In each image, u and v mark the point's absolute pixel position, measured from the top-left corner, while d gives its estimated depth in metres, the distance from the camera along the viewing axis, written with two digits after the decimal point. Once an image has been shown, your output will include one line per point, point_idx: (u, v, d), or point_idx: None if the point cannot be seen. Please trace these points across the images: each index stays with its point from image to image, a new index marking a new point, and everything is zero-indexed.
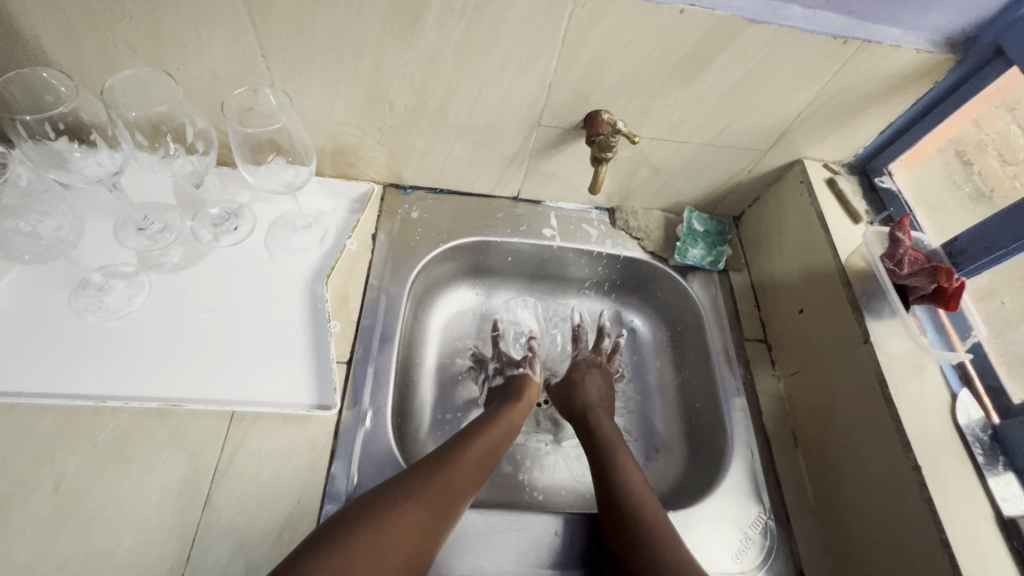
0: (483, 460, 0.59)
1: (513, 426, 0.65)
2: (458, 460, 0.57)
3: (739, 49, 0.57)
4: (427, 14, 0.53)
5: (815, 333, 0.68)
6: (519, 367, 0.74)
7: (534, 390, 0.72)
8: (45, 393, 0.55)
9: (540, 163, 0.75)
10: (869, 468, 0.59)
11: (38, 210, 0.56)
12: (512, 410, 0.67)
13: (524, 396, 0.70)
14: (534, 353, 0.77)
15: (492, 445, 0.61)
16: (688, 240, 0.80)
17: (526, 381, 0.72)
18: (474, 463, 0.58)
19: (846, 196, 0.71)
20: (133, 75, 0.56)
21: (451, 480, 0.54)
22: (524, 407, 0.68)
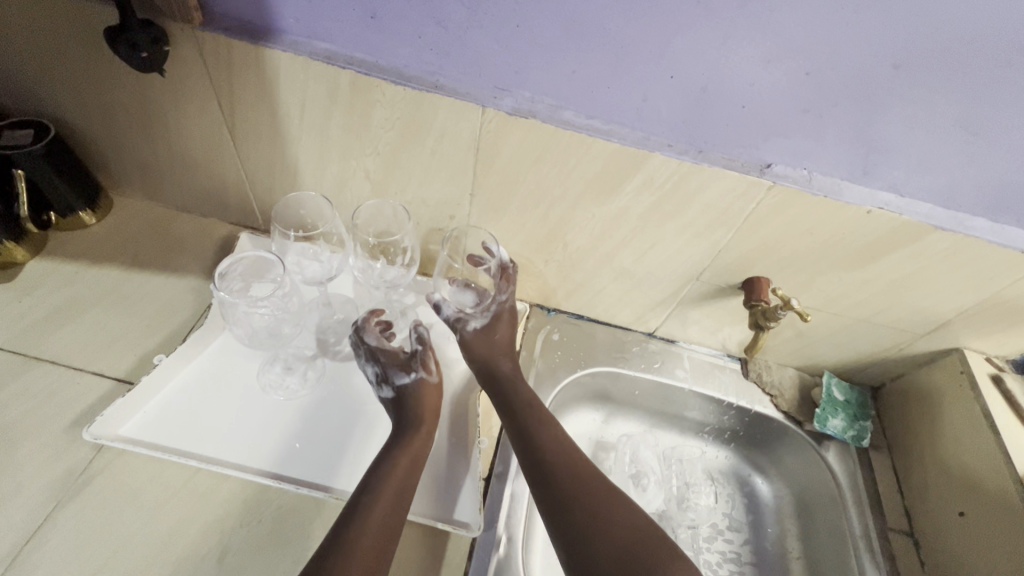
0: (400, 494, 0.55)
1: (421, 450, 0.60)
2: (380, 491, 0.54)
3: (919, 247, 0.60)
4: (627, 184, 0.60)
5: (981, 546, 0.63)
6: (408, 375, 0.64)
7: (433, 396, 0.65)
8: (225, 461, 0.61)
9: (684, 310, 0.78)
10: None
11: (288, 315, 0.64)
12: (415, 434, 0.60)
13: (427, 415, 0.63)
14: (424, 348, 0.66)
15: (410, 465, 0.57)
16: (828, 408, 0.78)
17: (423, 389, 0.64)
18: (395, 485, 0.55)
19: (1016, 397, 0.68)
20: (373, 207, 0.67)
21: (382, 510, 0.52)
22: (430, 426, 0.62)
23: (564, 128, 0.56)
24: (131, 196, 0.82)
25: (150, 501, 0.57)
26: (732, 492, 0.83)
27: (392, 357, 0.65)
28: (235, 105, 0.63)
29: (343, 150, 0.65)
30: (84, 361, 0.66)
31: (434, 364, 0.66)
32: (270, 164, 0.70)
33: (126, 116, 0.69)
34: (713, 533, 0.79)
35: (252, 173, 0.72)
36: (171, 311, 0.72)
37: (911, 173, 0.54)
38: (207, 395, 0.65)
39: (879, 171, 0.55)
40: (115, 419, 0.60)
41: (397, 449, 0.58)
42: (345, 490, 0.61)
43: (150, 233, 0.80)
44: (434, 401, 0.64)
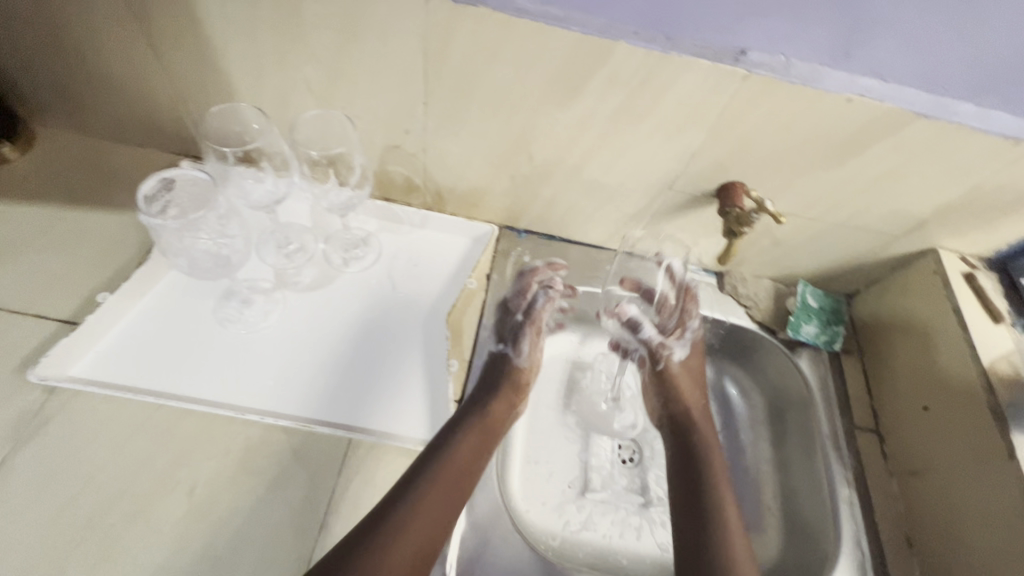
0: (456, 475, 0.56)
1: (488, 427, 0.62)
2: (438, 476, 0.56)
3: (899, 138, 0.56)
4: (591, 81, 0.55)
5: (943, 439, 0.65)
6: (499, 344, 0.70)
7: (520, 373, 0.69)
8: (185, 397, 0.59)
9: (659, 223, 0.75)
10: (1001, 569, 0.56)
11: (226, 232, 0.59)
12: (495, 402, 0.64)
13: (507, 385, 0.67)
14: (530, 322, 0.73)
15: (484, 437, 0.61)
16: (802, 316, 0.78)
17: (507, 360, 0.69)
18: (466, 454, 0.58)
19: (987, 293, 0.67)
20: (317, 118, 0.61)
21: (448, 474, 0.56)
22: (496, 407, 0.64)
23: (518, 16, 0.50)
24: (55, 126, 0.74)
25: (110, 440, 0.56)
26: (709, 403, 0.83)
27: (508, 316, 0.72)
28: (147, 7, 0.55)
29: (279, 58, 0.58)
30: (23, 303, 0.62)
31: (535, 342, 0.71)
32: (200, 79, 0.63)
33: (28, 27, 0.60)
34: None
35: (183, 92, 0.65)
36: (113, 247, 0.67)
37: (896, 53, 0.50)
38: (160, 331, 0.63)
39: (862, 53, 0.50)
40: (63, 360, 0.58)
41: (466, 428, 0.60)
42: (313, 419, 0.60)
43: (80, 166, 0.73)
44: (517, 379, 0.68)
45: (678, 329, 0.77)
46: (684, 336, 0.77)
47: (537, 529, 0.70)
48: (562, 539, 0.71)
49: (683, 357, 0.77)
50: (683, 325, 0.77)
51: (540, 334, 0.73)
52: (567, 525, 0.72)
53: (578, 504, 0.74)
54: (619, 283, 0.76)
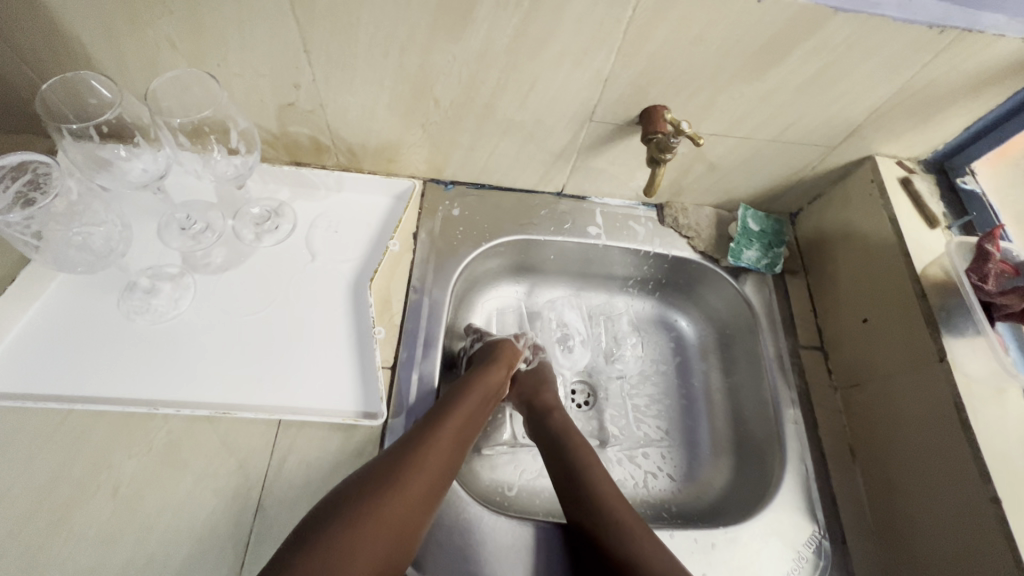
0: (458, 438, 0.56)
1: (488, 392, 0.63)
2: (440, 434, 0.54)
3: (821, 39, 0.52)
4: (480, 7, 0.50)
5: (881, 347, 0.64)
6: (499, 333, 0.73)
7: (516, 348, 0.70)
8: (96, 399, 0.56)
9: (588, 160, 0.71)
10: (931, 466, 0.57)
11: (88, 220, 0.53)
12: (490, 375, 0.64)
13: (506, 356, 0.67)
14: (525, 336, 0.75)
15: (477, 407, 0.60)
16: (743, 241, 0.76)
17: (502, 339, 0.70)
18: (460, 422, 0.57)
19: (923, 197, 0.66)
20: (178, 77, 0.53)
21: (445, 441, 0.54)
22: (497, 376, 0.64)
23: None
24: None
25: (20, 451, 0.53)
26: (660, 338, 0.84)
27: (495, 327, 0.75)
28: None
29: (127, 14, 0.51)
30: None
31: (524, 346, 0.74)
32: (47, 48, 0.55)
33: None
34: (642, 379, 0.81)
35: (35, 66, 0.58)
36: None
37: None
38: (60, 332, 0.59)
39: None
40: None
41: (467, 393, 0.60)
42: (236, 405, 0.58)
43: None
44: (512, 349, 0.69)
45: (531, 349, 0.76)
46: (533, 358, 0.75)
47: (492, 480, 0.70)
48: (519, 488, 0.71)
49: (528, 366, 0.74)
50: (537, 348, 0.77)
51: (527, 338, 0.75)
52: (523, 474, 0.72)
53: (532, 453, 0.74)
54: (480, 310, 0.80)
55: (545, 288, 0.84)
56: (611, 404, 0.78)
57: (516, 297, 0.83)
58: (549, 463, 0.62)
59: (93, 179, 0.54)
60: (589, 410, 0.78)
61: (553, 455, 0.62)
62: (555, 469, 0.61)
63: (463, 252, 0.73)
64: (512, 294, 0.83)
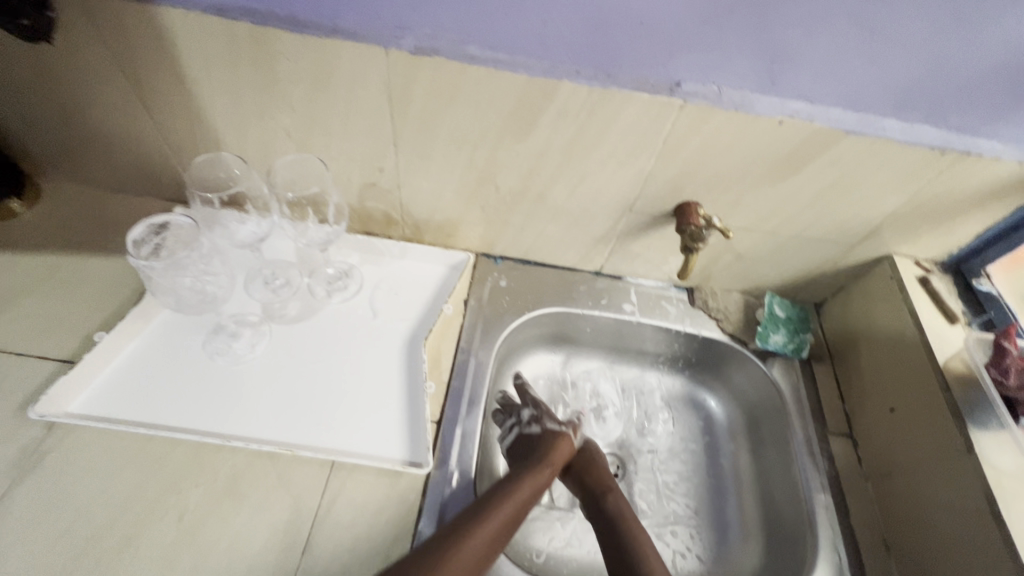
0: (502, 529, 0.57)
1: (539, 487, 0.64)
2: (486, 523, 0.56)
3: (835, 153, 0.61)
4: (544, 116, 0.60)
5: (909, 437, 0.66)
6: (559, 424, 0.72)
7: (567, 447, 0.70)
8: (175, 428, 0.62)
9: (626, 244, 0.79)
10: (968, 565, 0.57)
11: (205, 269, 0.72)
12: (541, 473, 0.65)
13: (557, 460, 0.68)
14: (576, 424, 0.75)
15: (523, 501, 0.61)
16: (770, 326, 0.80)
17: (560, 438, 0.70)
18: (505, 514, 0.58)
19: (941, 296, 0.70)
20: (298, 160, 0.70)
21: (489, 533, 0.56)
22: (542, 476, 0.65)
23: (470, 63, 0.56)
24: (59, 181, 0.80)
25: (103, 471, 0.59)
26: (689, 416, 0.86)
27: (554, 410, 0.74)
28: (138, 66, 0.61)
29: (260, 108, 0.64)
30: (27, 345, 0.65)
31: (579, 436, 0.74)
32: (188, 132, 0.68)
33: (34, 95, 0.66)
34: (671, 456, 0.82)
35: (175, 144, 0.71)
36: (108, 290, 0.72)
37: (816, 79, 0.55)
38: (152, 366, 0.66)
39: (787, 80, 0.55)
40: (61, 397, 0.62)
41: (518, 486, 0.62)
42: (297, 443, 0.63)
43: (81, 218, 0.78)
44: (565, 449, 0.70)
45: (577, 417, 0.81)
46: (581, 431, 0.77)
47: (522, 544, 0.71)
48: (546, 556, 0.71)
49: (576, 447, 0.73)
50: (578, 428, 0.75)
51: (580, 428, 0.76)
52: (551, 542, 0.73)
53: (564, 521, 0.75)
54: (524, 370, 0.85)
55: (581, 360, 0.89)
56: (641, 477, 0.80)
57: (553, 363, 0.88)
58: (603, 546, 0.63)
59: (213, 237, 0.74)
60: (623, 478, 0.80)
61: (605, 536, 0.63)
62: (608, 552, 0.62)
63: (508, 318, 0.80)
64: (551, 360, 0.88)
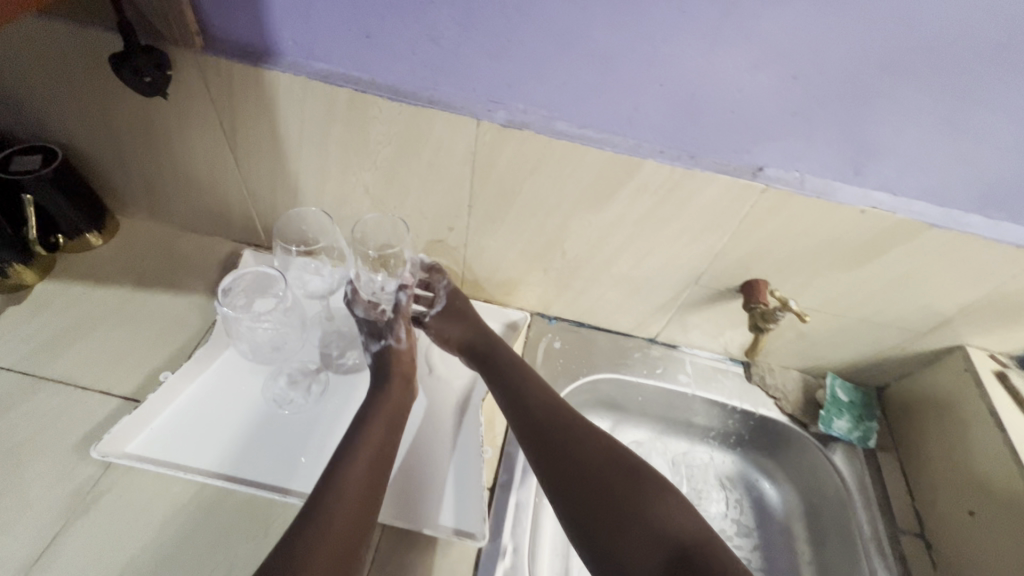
0: (378, 458, 0.56)
1: (397, 412, 0.62)
2: (357, 452, 0.56)
3: (914, 245, 0.60)
4: (623, 190, 0.61)
5: (992, 546, 0.62)
6: (380, 341, 0.69)
7: (406, 360, 0.68)
8: (230, 477, 0.61)
9: (685, 314, 0.78)
10: None
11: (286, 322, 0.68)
12: (387, 392, 0.64)
13: (397, 378, 0.66)
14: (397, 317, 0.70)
15: (388, 425, 0.60)
16: (833, 410, 0.78)
17: (396, 355, 0.68)
18: (375, 446, 0.57)
19: (1022, 393, 0.67)
20: (379, 220, 0.70)
21: (360, 471, 0.54)
22: (372, 447, 0.57)
23: (557, 138, 0.58)
24: (137, 217, 0.83)
25: (155, 518, 0.57)
26: (741, 498, 0.82)
27: (374, 323, 0.71)
28: (236, 119, 0.64)
29: (343, 164, 0.67)
30: (94, 380, 0.66)
31: (403, 334, 0.69)
32: (271, 181, 0.71)
33: (130, 139, 0.70)
34: (722, 539, 0.78)
35: (255, 190, 0.74)
36: (175, 327, 0.73)
37: (902, 173, 0.55)
38: (213, 411, 0.66)
39: (871, 171, 0.56)
40: (122, 436, 0.61)
41: (373, 418, 0.60)
42: None
43: (154, 254, 0.81)
44: (406, 365, 0.68)
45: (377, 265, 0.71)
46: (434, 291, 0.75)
47: None
48: None
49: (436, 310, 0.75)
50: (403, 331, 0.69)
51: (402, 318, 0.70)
52: None
53: None
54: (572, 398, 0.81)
55: (629, 428, 0.86)
56: None
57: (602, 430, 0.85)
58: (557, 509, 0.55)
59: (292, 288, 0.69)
60: None
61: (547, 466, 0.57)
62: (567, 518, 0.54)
63: (562, 382, 0.79)
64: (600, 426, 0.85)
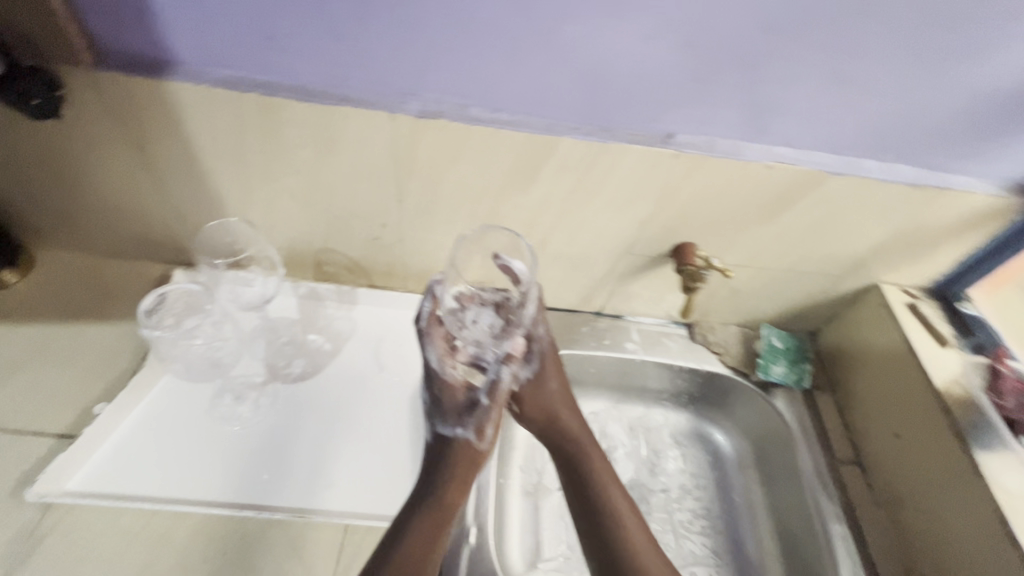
0: (439, 530, 0.55)
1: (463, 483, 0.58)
2: (414, 526, 0.55)
3: (820, 194, 0.64)
4: (544, 170, 0.63)
5: (915, 463, 0.68)
6: (455, 429, 0.58)
7: (467, 465, 0.59)
8: (182, 500, 0.60)
9: (624, 285, 0.81)
10: None
11: (217, 334, 0.72)
12: (449, 489, 0.57)
13: (456, 477, 0.58)
14: (492, 404, 0.59)
15: (454, 495, 0.57)
16: (771, 357, 0.82)
17: (463, 450, 0.58)
18: (437, 514, 0.56)
19: (931, 320, 0.73)
20: (493, 233, 0.63)
21: (413, 544, 0.54)
22: (427, 523, 0.55)
23: (472, 124, 0.58)
24: (54, 250, 0.79)
25: (107, 552, 0.56)
26: (697, 452, 0.86)
27: (446, 399, 0.59)
28: (144, 137, 0.62)
29: (264, 173, 0.65)
30: (25, 423, 0.63)
31: (489, 428, 0.59)
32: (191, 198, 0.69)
33: (33, 169, 0.66)
34: (682, 493, 0.82)
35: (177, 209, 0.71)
36: (109, 359, 0.70)
37: (799, 127, 0.58)
38: (155, 436, 0.65)
39: (772, 128, 0.59)
40: (61, 475, 0.59)
41: (446, 484, 0.57)
42: (308, 508, 0.61)
43: (77, 285, 0.77)
44: (466, 471, 0.59)
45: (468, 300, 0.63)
46: (529, 347, 0.63)
47: None
48: None
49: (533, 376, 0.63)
50: (510, 410, 0.59)
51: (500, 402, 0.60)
52: None
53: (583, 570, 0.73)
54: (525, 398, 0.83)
55: (586, 400, 0.89)
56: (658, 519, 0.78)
57: None
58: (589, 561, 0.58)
59: (224, 299, 0.74)
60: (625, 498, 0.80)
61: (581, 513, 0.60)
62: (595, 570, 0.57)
63: None
64: None
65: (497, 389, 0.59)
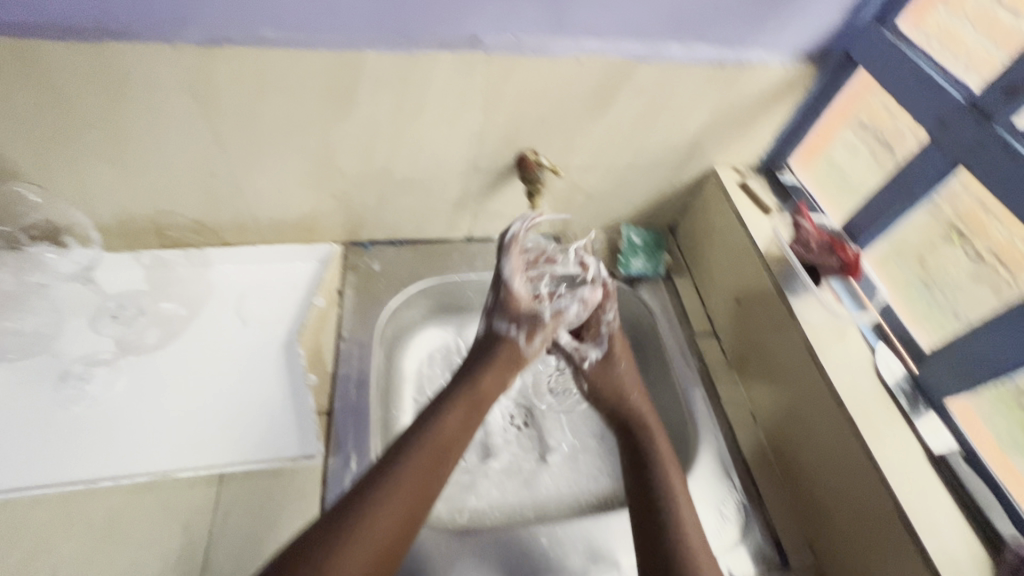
0: (432, 468, 0.56)
1: (459, 425, 0.61)
2: (404, 466, 0.55)
3: (634, 83, 0.67)
4: (360, 91, 0.61)
5: (750, 320, 0.76)
6: (503, 324, 0.71)
7: (513, 361, 0.69)
8: (33, 485, 0.58)
9: (484, 205, 0.82)
10: (806, 416, 0.66)
11: (21, 310, 0.68)
12: (445, 416, 0.60)
13: (484, 393, 0.65)
14: (552, 321, 0.73)
15: (450, 437, 0.59)
16: (630, 253, 0.88)
17: (512, 348, 0.70)
18: (429, 450, 0.57)
19: (758, 194, 0.79)
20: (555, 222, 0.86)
21: (405, 481, 0.54)
22: (421, 462, 0.56)
23: (266, 47, 0.56)
24: None
25: None
26: None
27: (515, 303, 0.72)
28: None
29: (51, 132, 0.59)
30: None
31: (533, 335, 0.71)
32: None
33: None
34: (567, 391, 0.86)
35: None
36: None
37: (596, 15, 0.60)
38: None
39: (572, 19, 0.60)
40: None
41: (442, 423, 0.60)
42: (176, 467, 0.61)
43: None
44: (506, 374, 0.69)
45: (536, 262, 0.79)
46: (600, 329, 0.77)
47: (442, 510, 0.73)
48: (469, 512, 0.74)
49: (602, 356, 0.76)
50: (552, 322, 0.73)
51: (557, 323, 0.74)
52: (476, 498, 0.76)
53: (481, 475, 0.78)
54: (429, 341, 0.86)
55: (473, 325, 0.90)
56: (548, 419, 0.84)
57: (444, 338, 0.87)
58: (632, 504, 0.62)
59: (27, 274, 0.69)
60: (516, 406, 0.84)
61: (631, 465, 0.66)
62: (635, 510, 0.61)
63: (389, 299, 0.80)
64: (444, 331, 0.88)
65: (562, 315, 0.74)
